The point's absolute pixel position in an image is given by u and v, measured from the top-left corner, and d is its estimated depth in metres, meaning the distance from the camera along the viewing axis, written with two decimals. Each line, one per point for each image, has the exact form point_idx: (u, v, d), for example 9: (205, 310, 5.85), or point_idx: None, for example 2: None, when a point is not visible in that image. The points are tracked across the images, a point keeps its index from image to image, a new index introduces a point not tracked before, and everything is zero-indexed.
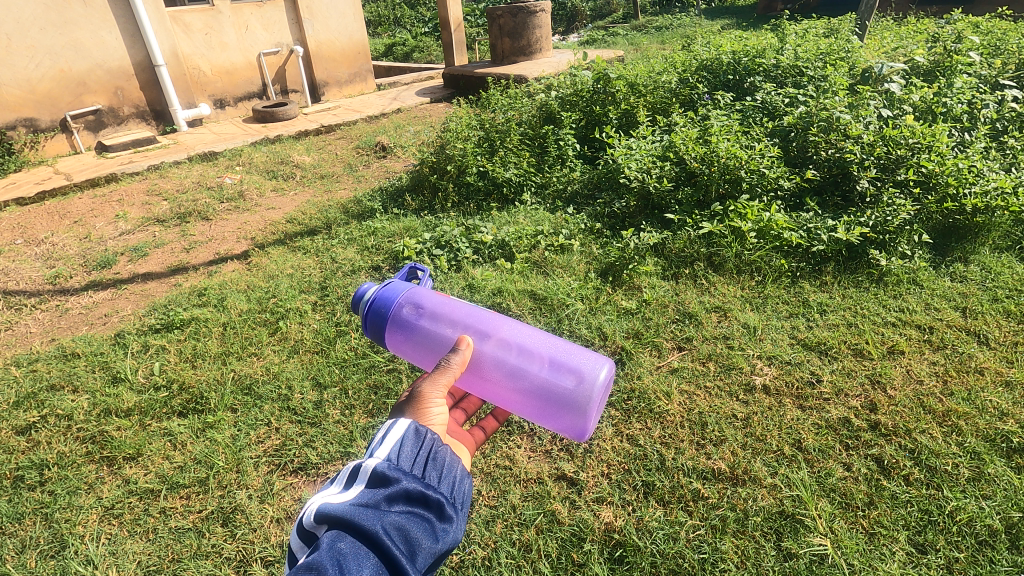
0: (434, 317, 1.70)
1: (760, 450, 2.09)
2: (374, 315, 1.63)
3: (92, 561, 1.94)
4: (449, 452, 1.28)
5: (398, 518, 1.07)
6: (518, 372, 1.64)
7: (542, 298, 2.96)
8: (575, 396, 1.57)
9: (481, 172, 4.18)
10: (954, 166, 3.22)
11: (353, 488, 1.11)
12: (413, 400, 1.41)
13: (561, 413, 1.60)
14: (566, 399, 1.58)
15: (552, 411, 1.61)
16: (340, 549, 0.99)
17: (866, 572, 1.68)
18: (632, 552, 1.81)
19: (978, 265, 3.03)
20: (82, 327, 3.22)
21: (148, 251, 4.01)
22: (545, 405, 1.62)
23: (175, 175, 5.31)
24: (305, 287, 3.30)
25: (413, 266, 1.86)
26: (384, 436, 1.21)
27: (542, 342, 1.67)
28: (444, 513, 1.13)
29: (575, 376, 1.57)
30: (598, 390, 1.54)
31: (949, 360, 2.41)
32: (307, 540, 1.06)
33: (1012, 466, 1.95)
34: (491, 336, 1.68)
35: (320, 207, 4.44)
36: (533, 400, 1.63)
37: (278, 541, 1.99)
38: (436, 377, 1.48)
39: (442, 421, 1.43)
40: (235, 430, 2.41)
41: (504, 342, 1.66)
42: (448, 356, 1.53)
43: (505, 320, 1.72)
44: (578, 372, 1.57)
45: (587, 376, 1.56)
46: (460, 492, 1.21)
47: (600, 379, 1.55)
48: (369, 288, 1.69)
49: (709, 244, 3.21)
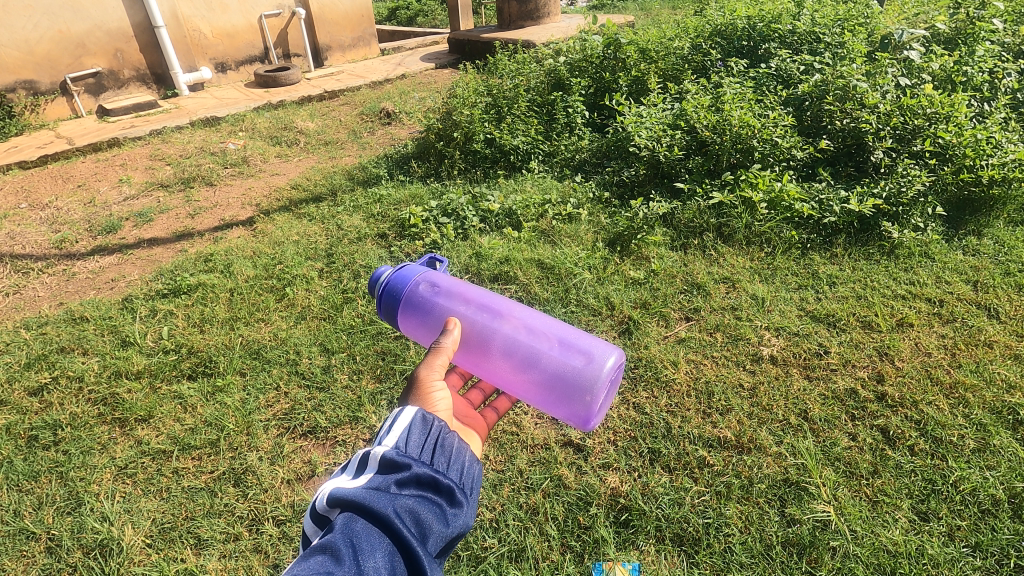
0: (448, 298, 1.70)
1: (765, 419, 2.10)
2: (389, 295, 1.64)
3: (107, 518, 1.98)
4: (456, 437, 1.28)
5: (409, 501, 1.07)
6: (526, 355, 1.63)
7: (550, 268, 2.94)
8: (582, 383, 1.54)
9: (489, 140, 4.13)
10: (972, 137, 3.16)
11: (364, 473, 1.12)
12: (414, 386, 1.43)
13: (568, 399, 1.57)
14: (571, 382, 1.56)
15: (556, 397, 1.59)
16: (355, 530, 1.00)
17: (868, 538, 1.71)
18: (638, 516, 1.84)
19: (992, 238, 2.98)
20: (89, 291, 3.23)
21: (153, 216, 3.99)
22: (550, 391, 1.60)
23: (178, 140, 5.25)
24: (312, 254, 3.29)
25: (432, 256, 1.80)
26: (392, 425, 1.22)
27: (553, 326, 1.68)
28: (454, 498, 1.13)
29: (582, 362, 1.56)
30: (605, 376, 1.52)
31: (958, 332, 2.40)
32: (321, 523, 1.07)
33: (1018, 438, 1.96)
34: (504, 320, 1.68)
35: (325, 173, 4.40)
36: (541, 386, 1.61)
37: (288, 501, 2.03)
38: (432, 360, 1.49)
39: (445, 405, 1.44)
40: (244, 394, 2.44)
41: (515, 326, 1.67)
42: (442, 337, 1.55)
43: (519, 306, 1.73)
44: (585, 358, 1.57)
45: (593, 362, 1.55)
46: (470, 477, 1.22)
47: (607, 365, 1.53)
48: (385, 270, 1.69)
49: (719, 214, 3.18)
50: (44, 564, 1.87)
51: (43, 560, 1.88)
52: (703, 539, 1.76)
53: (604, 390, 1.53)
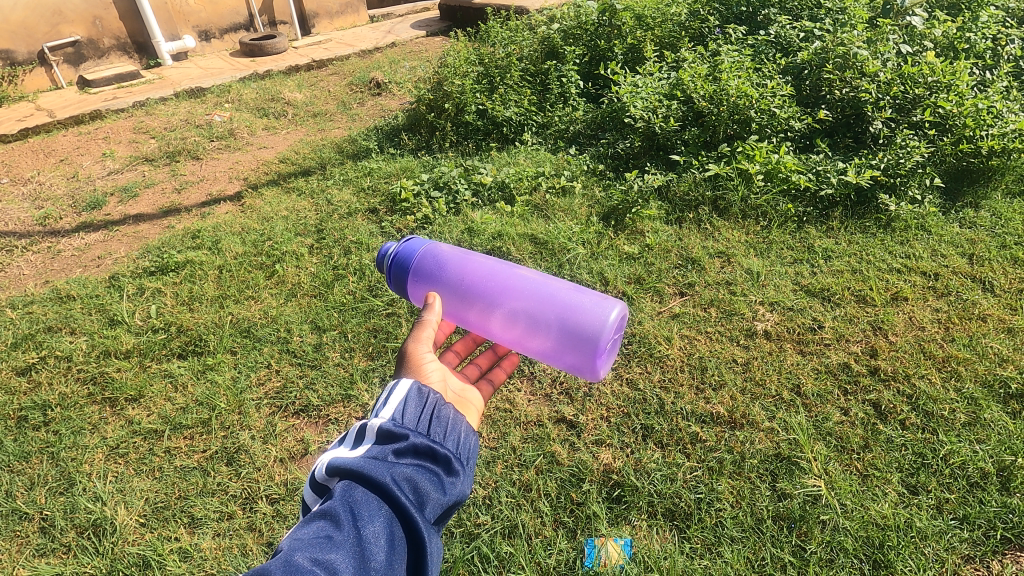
0: (450, 261, 1.65)
1: (759, 395, 2.10)
2: (398, 268, 1.63)
3: (100, 498, 1.98)
4: (452, 409, 1.26)
5: (407, 469, 1.06)
6: (530, 316, 1.60)
7: (542, 243, 2.90)
8: (588, 335, 1.52)
9: (481, 111, 4.03)
10: (972, 107, 3.11)
11: (362, 444, 1.10)
12: (406, 359, 1.46)
13: (574, 353, 1.56)
14: (575, 335, 1.54)
15: (562, 353, 1.58)
16: (353, 497, 0.99)
17: (857, 512, 1.72)
18: (630, 491, 1.85)
19: (989, 210, 2.95)
20: (75, 269, 3.17)
21: (139, 191, 3.90)
22: (556, 346, 1.58)
23: (163, 112, 5.11)
24: (301, 230, 3.24)
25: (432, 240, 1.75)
26: (388, 397, 1.20)
27: (556, 282, 1.63)
28: (451, 467, 1.12)
29: (586, 311, 1.54)
30: (609, 328, 1.51)
31: (952, 306, 2.39)
32: (320, 493, 1.06)
33: (1008, 411, 1.96)
34: (506, 281, 1.63)
35: (314, 146, 4.30)
36: (547, 343, 1.59)
37: (282, 480, 2.02)
38: (420, 333, 1.50)
39: (438, 376, 1.46)
40: (235, 372, 2.42)
41: (516, 286, 1.63)
42: (425, 311, 1.55)
43: (520, 268, 1.68)
44: (588, 306, 1.54)
45: (596, 309, 1.53)
46: (467, 448, 1.20)
47: (610, 317, 1.52)
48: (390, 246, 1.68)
49: (714, 186, 3.13)
50: (37, 545, 1.87)
51: (36, 540, 1.88)
52: (695, 514, 1.78)
53: (608, 337, 1.53)
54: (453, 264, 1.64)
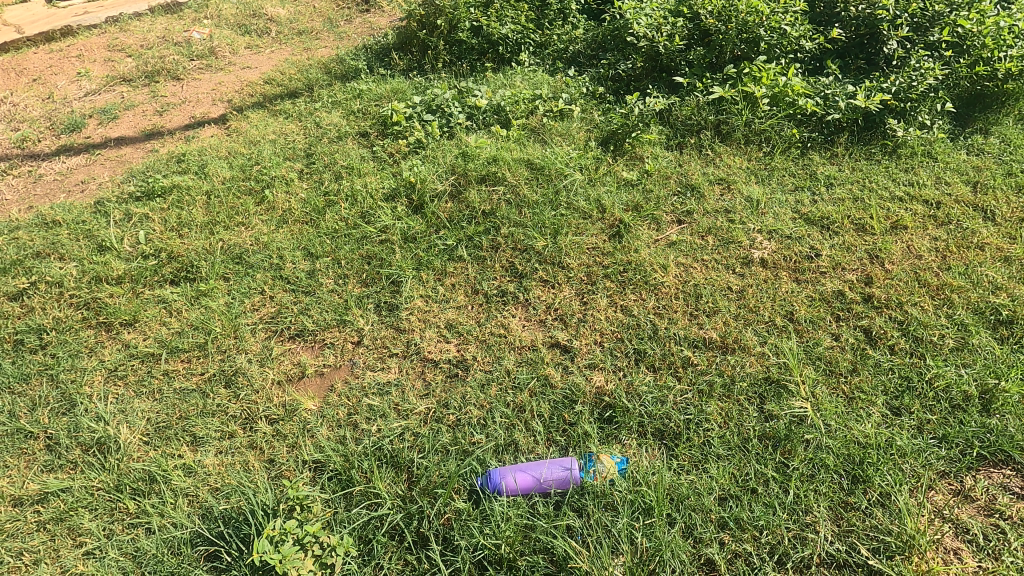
0: (505, 486, 1.70)
1: (752, 321, 2.12)
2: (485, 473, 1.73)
3: (102, 418, 2.01)
4: None
5: None
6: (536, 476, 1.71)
7: (539, 168, 2.82)
8: (567, 474, 1.71)
9: (475, 28, 3.80)
10: (993, 26, 2.96)
11: None
12: None
13: (561, 475, 1.71)
14: (560, 476, 1.71)
15: (556, 479, 1.71)
16: None
17: (840, 431, 1.78)
18: (621, 413, 1.90)
19: (999, 136, 2.84)
20: (59, 194, 3.08)
21: (118, 113, 3.74)
22: (554, 480, 1.71)
23: (137, 28, 4.81)
24: (290, 154, 3.13)
25: (501, 472, 1.72)
26: None
27: (547, 473, 1.71)
28: None
29: (557, 487, 1.71)
30: (577, 467, 1.72)
31: (951, 235, 2.37)
32: None
33: (996, 337, 1.99)
34: (517, 477, 1.71)
35: (300, 66, 4.09)
36: (549, 482, 1.70)
37: (280, 401, 2.05)
38: None
39: None
40: (229, 298, 2.40)
41: (521, 476, 1.70)
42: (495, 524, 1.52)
43: (520, 471, 1.72)
44: (565, 480, 1.71)
45: (566, 484, 1.71)
46: None
47: (577, 466, 1.73)
48: (485, 487, 1.71)
49: (718, 110, 3.02)
50: (45, 461, 1.92)
51: (43, 457, 1.93)
52: (683, 434, 1.83)
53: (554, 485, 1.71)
54: (500, 484, 1.70)
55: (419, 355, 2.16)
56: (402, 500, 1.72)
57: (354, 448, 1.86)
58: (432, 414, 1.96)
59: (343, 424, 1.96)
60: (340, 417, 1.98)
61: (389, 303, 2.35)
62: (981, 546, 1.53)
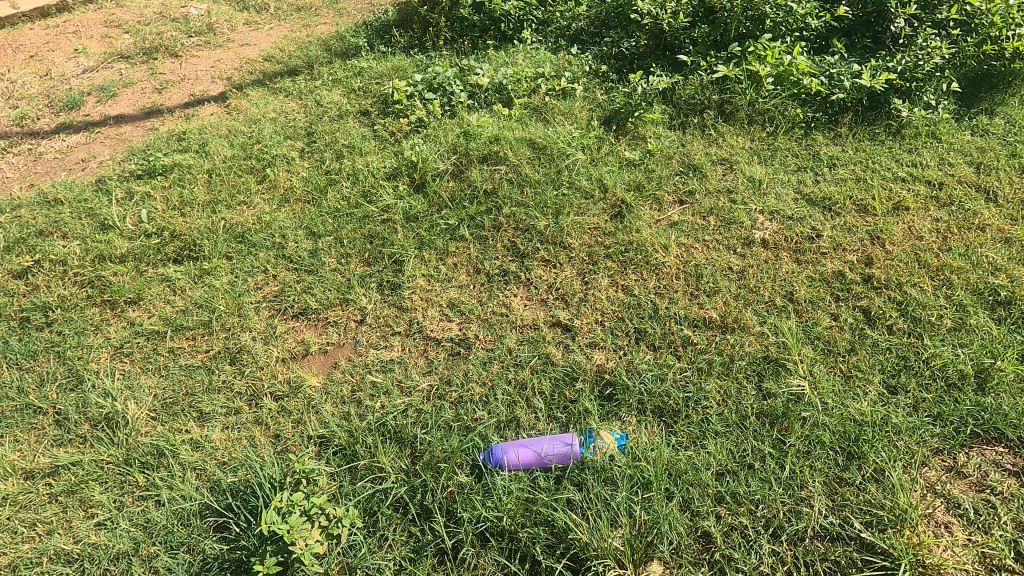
0: (507, 462, 1.73)
1: (752, 301, 2.13)
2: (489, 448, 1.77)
3: (110, 394, 2.04)
4: None
5: None
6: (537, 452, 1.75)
7: (541, 148, 2.81)
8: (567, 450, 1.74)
9: (477, 5, 3.75)
10: (1002, 4, 2.93)
11: None
12: None
13: (562, 451, 1.75)
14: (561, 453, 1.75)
15: (557, 455, 1.74)
16: None
17: (838, 409, 1.80)
18: (621, 390, 1.93)
19: (1005, 117, 2.82)
20: (60, 172, 3.08)
21: (117, 91, 3.71)
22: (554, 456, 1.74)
23: (135, 4, 4.74)
24: (291, 133, 3.12)
25: (503, 448, 1.75)
26: None
27: (548, 449, 1.75)
28: None
29: (558, 462, 1.75)
30: (577, 443, 1.76)
31: (953, 216, 2.37)
32: None
33: (994, 318, 2.00)
34: (519, 452, 1.74)
35: (300, 43, 4.05)
36: (550, 457, 1.74)
37: (284, 378, 2.07)
38: None
39: None
40: (232, 277, 2.42)
41: (523, 452, 1.74)
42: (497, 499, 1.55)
43: (522, 448, 1.75)
44: (566, 456, 1.74)
45: (568, 460, 1.75)
46: None
47: (577, 443, 1.76)
48: (488, 462, 1.75)
49: (721, 89, 2.99)
50: (54, 436, 1.95)
51: (52, 432, 1.96)
52: (682, 411, 1.86)
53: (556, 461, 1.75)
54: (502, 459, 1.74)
55: (422, 333, 2.18)
56: (405, 474, 1.76)
57: (358, 424, 1.89)
58: (434, 391, 1.99)
59: (346, 400, 1.99)
60: (344, 393, 2.01)
61: (392, 282, 2.37)
62: (971, 520, 1.57)
